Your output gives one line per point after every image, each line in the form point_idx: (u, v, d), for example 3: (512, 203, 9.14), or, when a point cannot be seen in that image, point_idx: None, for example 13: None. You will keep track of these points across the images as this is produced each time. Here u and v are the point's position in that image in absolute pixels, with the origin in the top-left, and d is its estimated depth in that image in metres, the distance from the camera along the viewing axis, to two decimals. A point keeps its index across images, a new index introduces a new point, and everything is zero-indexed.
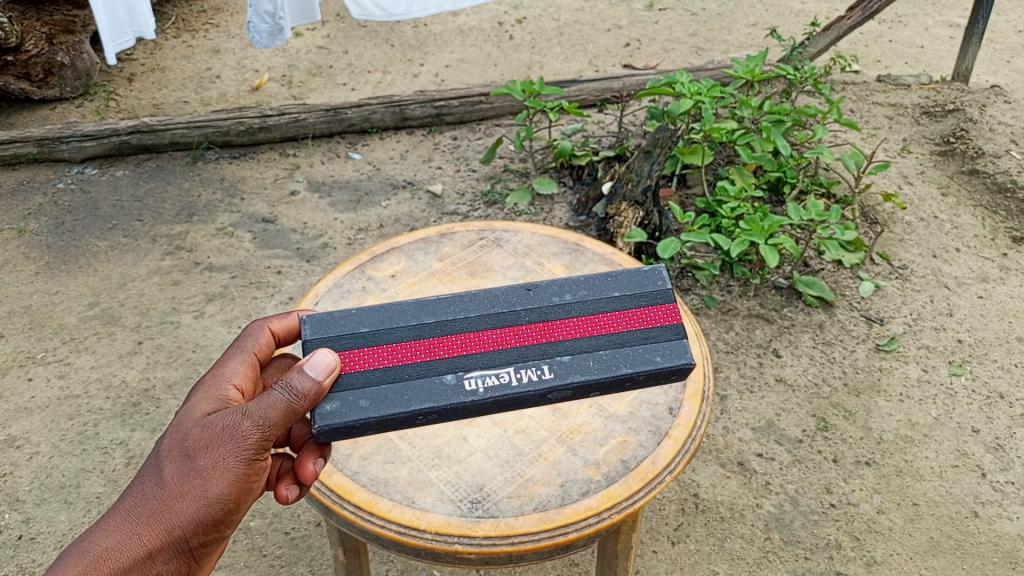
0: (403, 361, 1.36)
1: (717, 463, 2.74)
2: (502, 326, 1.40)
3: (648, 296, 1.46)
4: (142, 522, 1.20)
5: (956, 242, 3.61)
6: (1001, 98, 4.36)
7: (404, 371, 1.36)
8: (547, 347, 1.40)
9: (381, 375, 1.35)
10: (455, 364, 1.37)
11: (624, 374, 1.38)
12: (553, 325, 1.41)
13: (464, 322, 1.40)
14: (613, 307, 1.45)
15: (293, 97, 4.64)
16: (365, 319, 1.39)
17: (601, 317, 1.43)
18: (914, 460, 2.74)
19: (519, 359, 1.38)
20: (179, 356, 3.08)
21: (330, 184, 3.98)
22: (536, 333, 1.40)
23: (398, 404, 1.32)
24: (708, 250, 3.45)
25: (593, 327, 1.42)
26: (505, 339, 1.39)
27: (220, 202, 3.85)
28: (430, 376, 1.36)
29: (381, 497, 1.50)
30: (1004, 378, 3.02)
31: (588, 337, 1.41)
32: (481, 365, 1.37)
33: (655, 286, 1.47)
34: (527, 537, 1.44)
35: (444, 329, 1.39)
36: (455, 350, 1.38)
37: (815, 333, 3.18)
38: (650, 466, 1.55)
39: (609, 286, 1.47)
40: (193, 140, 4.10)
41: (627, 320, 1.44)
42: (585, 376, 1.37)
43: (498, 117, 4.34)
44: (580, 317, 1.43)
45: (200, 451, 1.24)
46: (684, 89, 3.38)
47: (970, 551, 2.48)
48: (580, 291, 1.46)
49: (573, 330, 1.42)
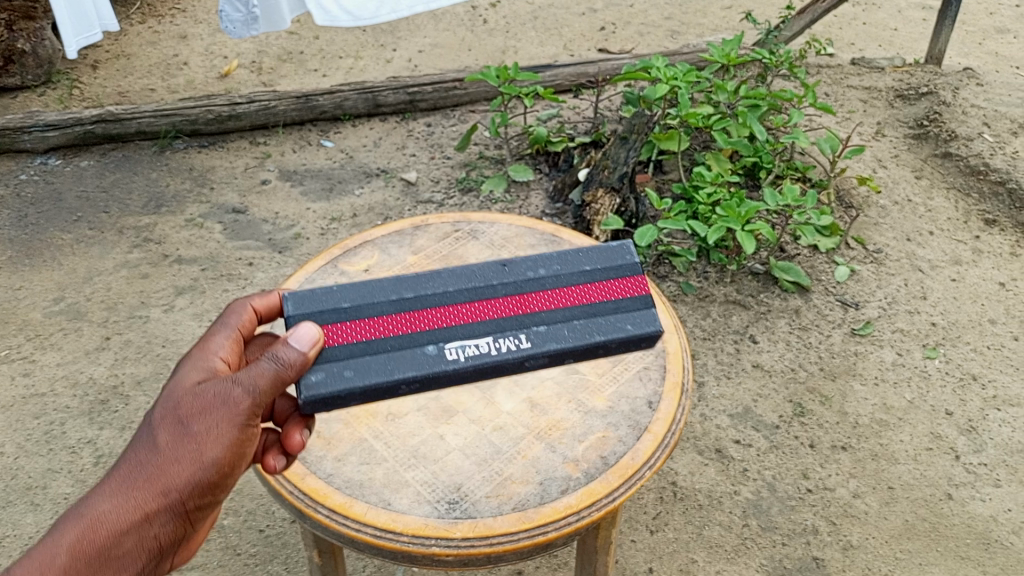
0: (385, 333, 1.33)
1: (694, 450, 2.74)
2: (478, 299, 1.37)
3: (618, 269, 1.44)
4: (137, 486, 1.15)
5: (929, 225, 3.63)
6: (973, 81, 4.40)
7: (386, 343, 1.33)
8: (524, 318, 1.37)
9: (364, 348, 1.32)
10: (438, 336, 1.34)
11: (597, 342, 1.37)
12: (529, 298, 1.39)
13: (443, 296, 1.37)
14: (585, 279, 1.42)
15: (263, 84, 4.55)
16: (347, 294, 1.36)
17: (575, 290, 1.41)
18: (889, 443, 2.75)
19: (497, 331, 1.35)
20: (148, 351, 3.02)
21: (302, 173, 3.91)
22: (513, 306, 1.38)
23: (380, 374, 1.30)
24: (685, 237, 3.45)
25: (567, 298, 1.40)
26: (487, 309, 1.36)
27: (189, 192, 3.78)
28: (412, 347, 1.33)
29: (355, 500, 1.47)
30: (977, 360, 3.04)
31: (564, 308, 1.39)
32: (462, 334, 1.34)
33: (624, 260, 1.45)
34: (505, 538, 1.42)
35: (423, 303, 1.36)
36: (437, 319, 1.35)
37: (791, 319, 3.19)
38: (630, 462, 1.54)
39: (581, 260, 1.44)
40: (161, 129, 4.02)
41: (599, 292, 1.42)
42: (560, 345, 1.35)
43: (472, 103, 4.31)
44: (556, 290, 1.40)
45: (192, 416, 1.20)
46: (660, 74, 3.36)
47: (944, 533, 2.49)
48: (555, 264, 1.43)
49: (549, 302, 1.39)
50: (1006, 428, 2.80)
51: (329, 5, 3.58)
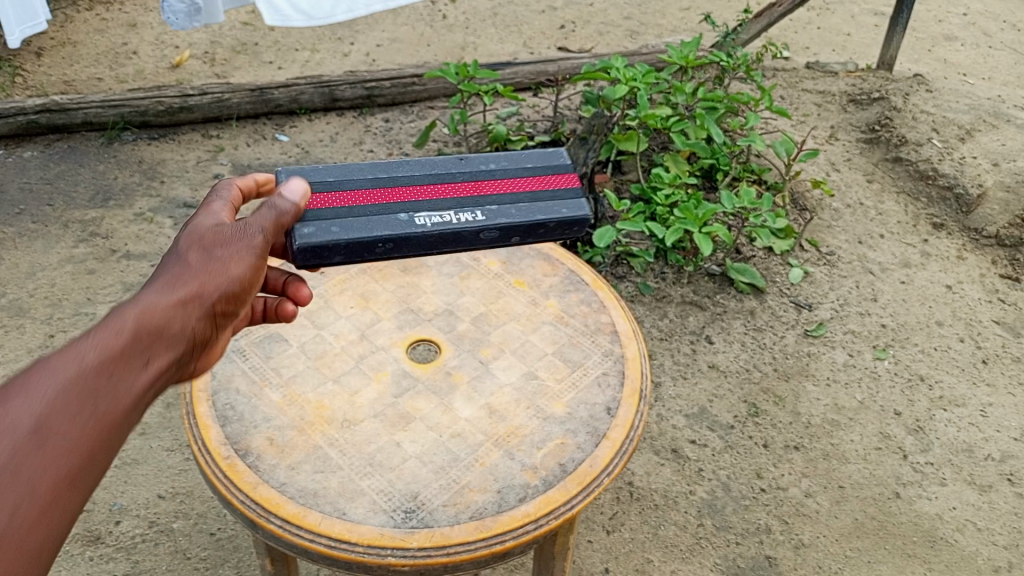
0: (365, 201, 1.41)
1: (651, 450, 2.75)
2: (441, 182, 1.47)
3: (555, 167, 1.55)
4: (171, 286, 1.10)
5: (880, 228, 3.71)
6: (922, 87, 4.50)
7: (363, 211, 1.40)
8: (479, 198, 1.46)
9: (344, 211, 1.39)
10: (414, 201, 1.42)
11: (540, 220, 1.45)
12: (483, 185, 1.48)
13: (410, 178, 1.46)
14: (528, 173, 1.52)
15: (216, 75, 4.44)
16: (329, 171, 1.43)
17: (521, 180, 1.51)
18: (840, 443, 2.80)
19: (457, 205, 1.44)
20: None
21: (256, 167, 3.83)
22: (468, 188, 1.47)
23: (360, 231, 1.37)
24: (643, 238, 3.47)
25: (516, 186, 1.50)
26: (454, 185, 1.46)
27: (138, 186, 3.68)
28: (384, 214, 1.40)
29: (309, 510, 1.43)
30: (924, 361, 3.11)
31: (523, 186, 1.49)
32: (434, 201, 1.43)
33: (559, 161, 1.56)
34: (462, 547, 1.40)
35: (395, 183, 1.45)
36: (413, 188, 1.44)
37: (746, 320, 3.23)
38: (589, 469, 1.53)
39: (524, 158, 1.55)
40: (109, 120, 3.91)
41: (541, 182, 1.52)
42: (510, 219, 1.44)
43: (431, 99, 4.29)
44: (508, 179, 1.50)
45: (216, 240, 1.18)
46: (619, 75, 3.36)
47: (892, 531, 2.53)
48: (506, 162, 1.53)
49: (500, 187, 1.48)
50: (952, 427, 2.86)
51: (279, 5, 3.50)
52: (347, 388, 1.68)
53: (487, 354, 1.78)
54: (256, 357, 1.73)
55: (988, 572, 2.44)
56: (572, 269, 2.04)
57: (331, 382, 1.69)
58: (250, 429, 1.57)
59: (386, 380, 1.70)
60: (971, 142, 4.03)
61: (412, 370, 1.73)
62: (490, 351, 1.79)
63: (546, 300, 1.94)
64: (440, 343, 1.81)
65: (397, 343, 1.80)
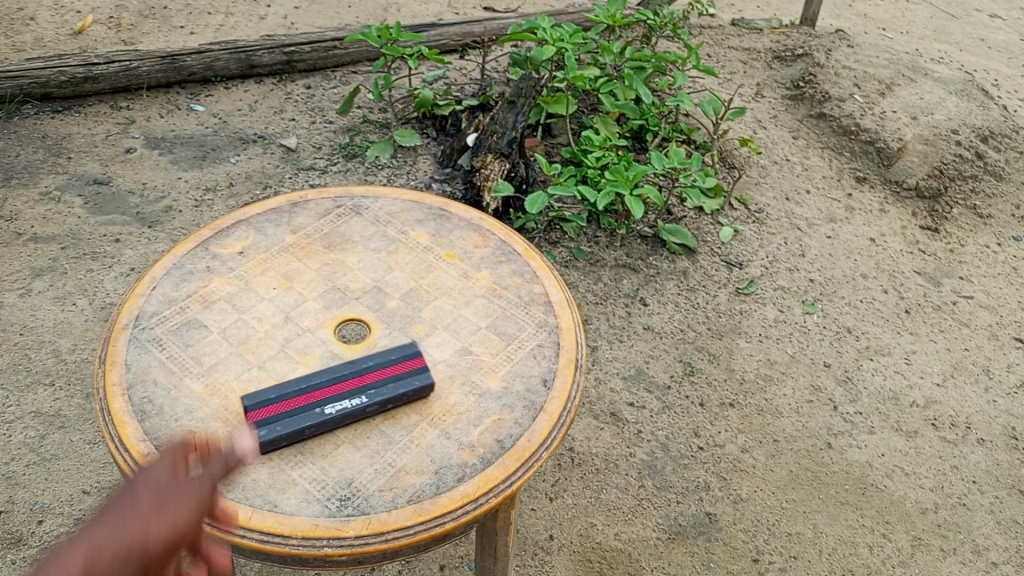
0: (288, 408, 1.48)
1: (590, 415, 2.75)
2: (342, 376, 1.54)
3: (409, 350, 1.62)
4: (122, 523, 0.97)
5: (806, 184, 3.77)
6: (844, 42, 4.57)
7: (290, 413, 1.47)
8: (363, 387, 1.54)
9: (279, 417, 1.47)
10: (328, 398, 1.51)
11: (417, 387, 1.55)
12: (366, 373, 1.56)
13: (314, 379, 1.53)
14: (402, 353, 1.61)
15: (123, 42, 4.20)
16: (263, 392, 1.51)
17: (401, 363, 1.59)
18: (773, 398, 2.85)
19: (352, 392, 1.52)
20: (4, 339, 2.75)
21: (171, 140, 3.65)
22: (351, 379, 1.54)
23: (289, 428, 1.45)
24: (575, 202, 3.45)
25: (399, 368, 1.58)
26: (359, 377, 1.55)
27: (43, 162, 3.46)
28: (304, 411, 1.48)
29: (238, 504, 1.37)
30: (852, 313, 3.19)
31: (413, 368, 1.58)
32: (344, 395, 1.52)
33: (410, 347, 1.63)
34: (401, 532, 1.36)
35: (308, 385, 1.52)
36: (328, 388, 1.52)
37: (679, 280, 3.25)
38: (526, 444, 1.51)
39: (401, 347, 1.63)
40: (5, 92, 3.66)
41: (412, 363, 1.59)
42: (392, 396, 1.53)
43: (354, 64, 4.15)
44: (384, 366, 1.57)
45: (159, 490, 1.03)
46: (546, 35, 3.29)
47: (825, 481, 2.61)
48: (381, 354, 1.61)
49: (383, 372, 1.57)
50: (879, 377, 2.95)
51: None
52: (273, 374, 1.61)
53: (419, 331, 1.73)
54: (173, 346, 1.64)
55: (916, 515, 2.53)
56: (502, 240, 2.01)
57: (255, 368, 1.61)
58: (171, 423, 1.49)
59: (315, 364, 1.63)
60: (891, 96, 4.11)
61: (341, 351, 1.67)
62: (422, 328, 1.74)
63: (477, 273, 1.90)
64: (370, 321, 1.74)
65: (324, 324, 1.73)
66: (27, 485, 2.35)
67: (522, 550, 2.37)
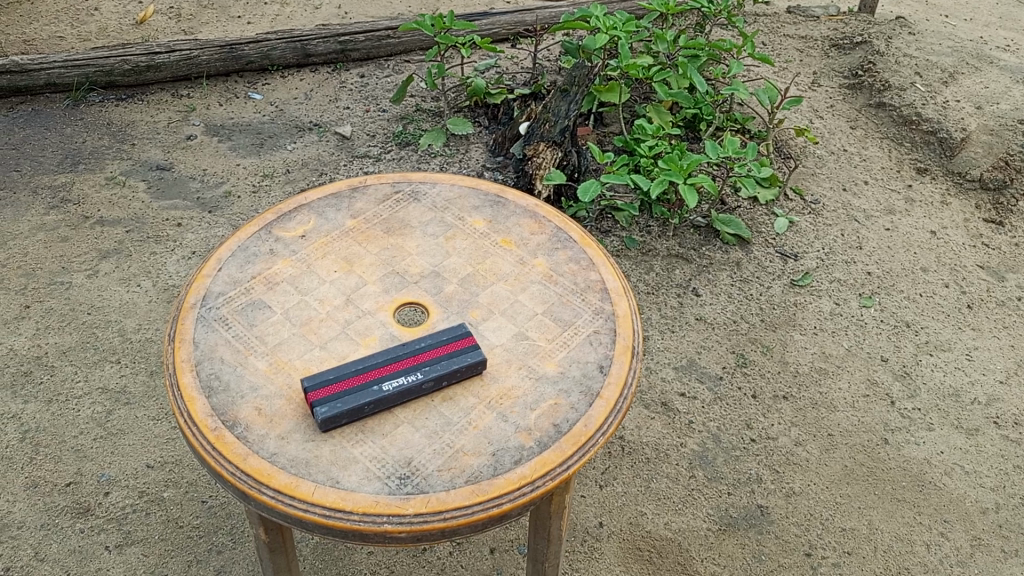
0: (345, 386, 1.51)
1: (641, 404, 2.75)
2: (396, 356, 1.57)
3: (462, 330, 1.64)
4: None
5: (864, 175, 3.69)
6: (905, 29, 4.46)
7: (347, 391, 1.50)
8: (417, 365, 1.56)
9: (338, 395, 1.49)
10: (385, 376, 1.53)
11: (470, 365, 1.57)
12: (420, 353, 1.58)
13: (370, 359, 1.56)
14: (454, 333, 1.63)
15: (183, 31, 4.29)
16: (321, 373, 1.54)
17: (453, 341, 1.61)
18: (828, 392, 2.81)
19: (407, 370, 1.55)
20: (72, 319, 2.85)
21: (229, 127, 3.73)
22: (406, 359, 1.57)
23: (348, 406, 1.48)
24: (627, 192, 3.43)
25: (451, 347, 1.60)
26: (414, 356, 1.57)
27: (108, 149, 3.57)
28: (361, 389, 1.51)
29: (302, 479, 1.40)
30: (911, 307, 3.12)
31: (467, 345, 1.61)
32: (399, 373, 1.54)
33: (462, 327, 1.65)
34: (459, 512, 1.38)
35: (364, 365, 1.55)
36: (384, 366, 1.55)
37: (732, 271, 3.22)
38: (583, 428, 1.52)
39: (452, 327, 1.66)
40: (73, 81, 3.80)
41: (465, 341, 1.61)
42: (447, 373, 1.56)
43: (407, 52, 4.18)
44: (436, 344, 1.60)
45: None
46: (598, 23, 3.24)
47: (881, 477, 2.56)
48: (432, 334, 1.64)
49: (436, 351, 1.59)
50: (938, 372, 2.89)
51: None
52: (335, 354, 1.64)
53: (476, 316, 1.75)
54: (239, 326, 1.69)
55: (976, 514, 2.47)
56: (558, 227, 2.01)
57: (318, 349, 1.65)
58: (237, 399, 1.53)
59: (375, 345, 1.66)
60: (954, 86, 4.00)
61: (400, 334, 1.69)
62: (479, 313, 1.76)
63: (533, 259, 1.90)
64: (428, 305, 1.77)
65: (384, 307, 1.75)
66: (94, 459, 2.44)
67: (572, 537, 2.38)
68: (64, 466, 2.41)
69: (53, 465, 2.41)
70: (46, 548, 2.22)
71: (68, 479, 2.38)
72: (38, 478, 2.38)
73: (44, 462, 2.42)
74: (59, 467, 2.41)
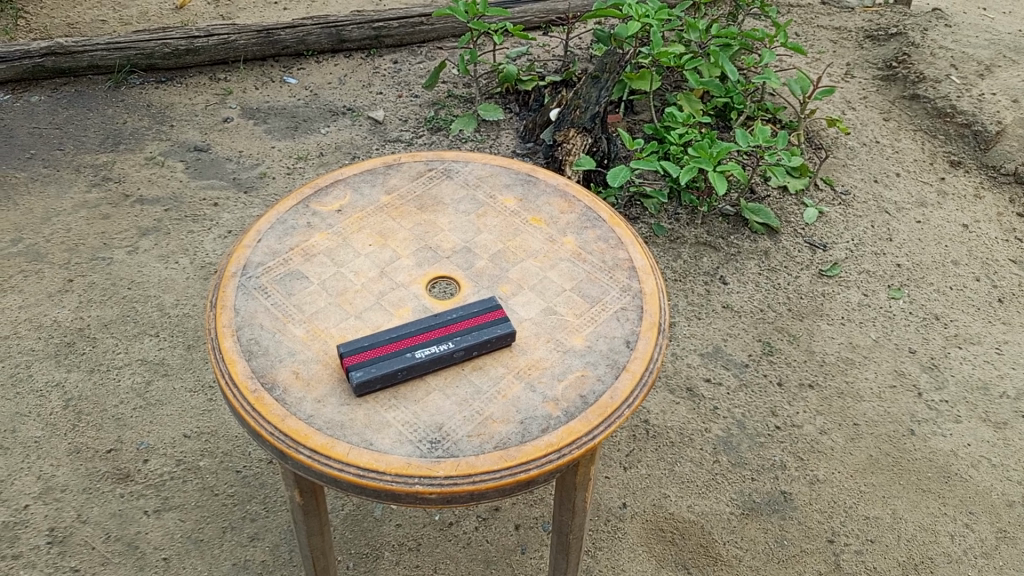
0: (380, 352, 1.55)
1: (666, 389, 2.77)
2: (430, 325, 1.61)
3: (493, 303, 1.68)
4: None
5: (897, 166, 3.67)
6: (942, 21, 4.42)
7: (382, 357, 1.55)
8: (448, 335, 1.60)
9: (374, 360, 1.54)
10: (417, 345, 1.58)
11: (498, 336, 1.61)
12: (451, 324, 1.62)
13: (404, 328, 1.60)
14: (483, 306, 1.67)
15: (221, 16, 4.36)
16: (359, 339, 1.59)
17: (483, 314, 1.65)
18: (854, 381, 2.81)
19: (439, 340, 1.59)
20: (113, 293, 2.92)
21: (265, 110, 3.79)
22: (437, 329, 1.61)
23: (383, 372, 1.52)
24: (656, 179, 3.46)
25: (482, 318, 1.64)
26: (445, 326, 1.62)
27: (148, 130, 3.65)
28: (395, 356, 1.55)
29: (337, 440, 1.45)
30: (940, 300, 3.11)
31: (497, 317, 1.65)
32: (431, 342, 1.59)
33: (494, 300, 1.69)
34: (488, 475, 1.42)
35: (400, 332, 1.59)
36: (417, 335, 1.59)
37: (760, 260, 3.23)
38: (610, 400, 1.55)
39: (483, 300, 1.70)
40: (114, 63, 3.88)
41: (494, 314, 1.65)
42: (477, 343, 1.59)
43: (440, 39, 4.23)
44: (467, 316, 1.64)
45: None
46: (631, 11, 3.21)
47: (906, 467, 2.56)
48: (465, 306, 1.68)
49: (466, 322, 1.63)
50: (967, 365, 2.88)
51: None
52: (369, 323, 1.68)
53: (507, 290, 1.79)
54: (277, 294, 1.74)
55: (1002, 506, 2.47)
56: (588, 206, 2.04)
57: (352, 318, 1.69)
58: (276, 363, 1.58)
59: (408, 316, 1.70)
60: (991, 78, 3.96)
61: (432, 305, 1.73)
62: (510, 287, 1.79)
63: (563, 237, 1.93)
64: (460, 279, 1.81)
65: (416, 280, 1.80)
66: (134, 428, 2.51)
67: (596, 516, 2.41)
68: (105, 433, 2.49)
69: (95, 432, 2.49)
70: (88, 511, 2.29)
71: (109, 446, 2.46)
72: (80, 444, 2.45)
73: (86, 428, 2.50)
74: (101, 435, 2.48)
